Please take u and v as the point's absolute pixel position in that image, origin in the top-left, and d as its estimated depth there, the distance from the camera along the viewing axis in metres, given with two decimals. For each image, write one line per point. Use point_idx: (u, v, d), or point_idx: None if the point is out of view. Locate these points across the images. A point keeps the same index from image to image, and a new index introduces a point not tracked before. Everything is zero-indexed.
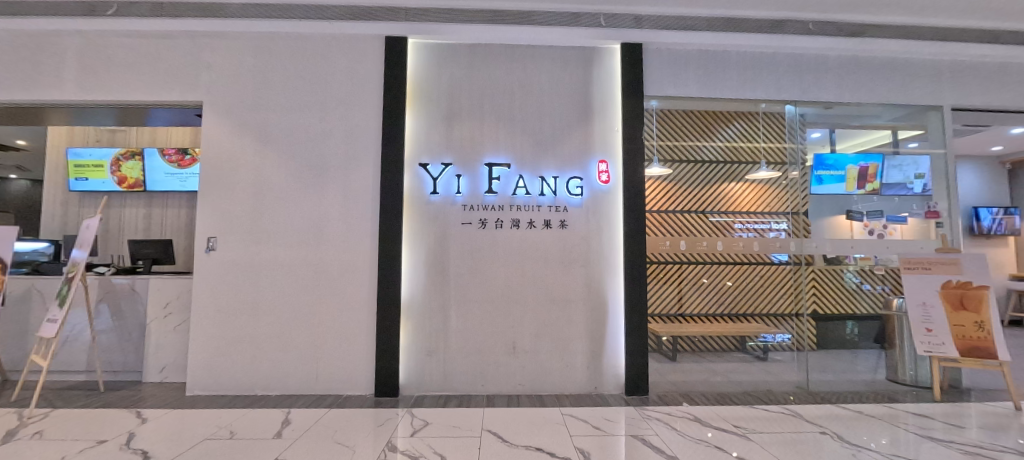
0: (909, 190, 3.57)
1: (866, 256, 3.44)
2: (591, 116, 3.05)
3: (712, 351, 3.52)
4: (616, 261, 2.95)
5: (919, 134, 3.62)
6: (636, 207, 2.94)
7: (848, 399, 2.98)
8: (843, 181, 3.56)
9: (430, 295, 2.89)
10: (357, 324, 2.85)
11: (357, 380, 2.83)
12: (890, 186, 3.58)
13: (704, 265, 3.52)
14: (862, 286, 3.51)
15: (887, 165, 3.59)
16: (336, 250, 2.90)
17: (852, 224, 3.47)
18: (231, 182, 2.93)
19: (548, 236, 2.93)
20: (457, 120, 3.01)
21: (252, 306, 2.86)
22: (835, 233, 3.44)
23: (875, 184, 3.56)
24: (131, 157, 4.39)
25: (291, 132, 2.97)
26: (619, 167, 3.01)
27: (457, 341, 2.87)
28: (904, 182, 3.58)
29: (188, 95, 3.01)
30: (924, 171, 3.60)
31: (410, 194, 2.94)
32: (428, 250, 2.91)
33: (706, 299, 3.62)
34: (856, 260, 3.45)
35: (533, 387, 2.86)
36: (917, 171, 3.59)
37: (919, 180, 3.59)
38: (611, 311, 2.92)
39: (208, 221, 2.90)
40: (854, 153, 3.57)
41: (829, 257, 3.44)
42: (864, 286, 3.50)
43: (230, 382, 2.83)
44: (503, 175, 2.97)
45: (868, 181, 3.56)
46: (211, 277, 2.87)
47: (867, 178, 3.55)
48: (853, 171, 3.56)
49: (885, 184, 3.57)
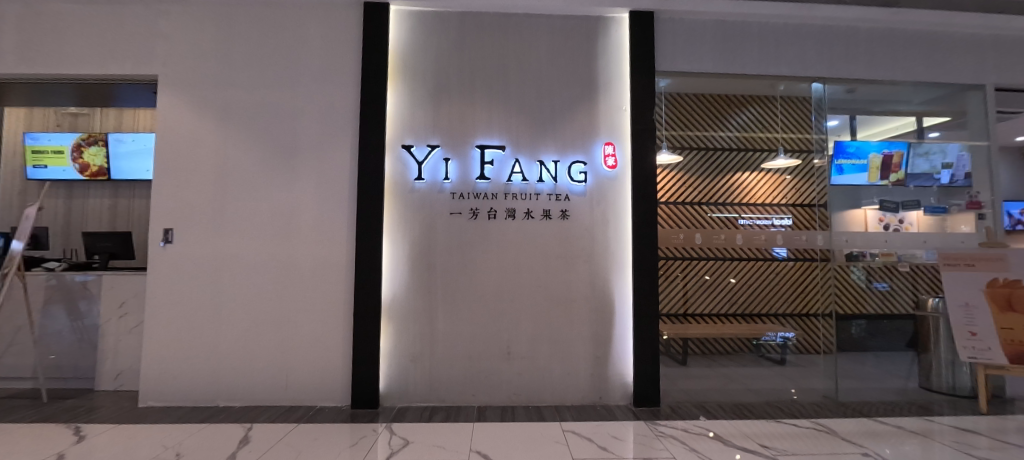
0: (936, 180, 3.25)
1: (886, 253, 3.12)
2: (596, 93, 2.72)
3: (723, 353, 3.39)
4: (625, 256, 2.62)
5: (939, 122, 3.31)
6: (647, 195, 2.61)
7: (882, 411, 2.67)
8: (866, 171, 3.23)
9: (415, 294, 2.56)
10: (331, 326, 2.54)
11: (333, 388, 2.52)
12: (917, 177, 3.25)
13: (711, 260, 3.16)
14: (874, 285, 3.18)
15: (913, 153, 3.25)
16: (310, 242, 2.57)
17: (867, 217, 3.15)
18: (191, 165, 2.60)
19: (548, 228, 2.61)
20: (446, 97, 2.68)
21: (214, 307, 2.54)
22: (850, 226, 3.11)
23: (900, 174, 3.24)
24: (94, 142, 4.06)
25: (259, 111, 2.64)
26: (627, 150, 2.67)
27: (444, 346, 2.55)
28: (931, 172, 3.26)
29: (142, 68, 2.67)
30: (952, 161, 3.28)
31: (392, 181, 2.61)
32: (412, 244, 2.58)
33: (717, 297, 3.51)
34: (874, 256, 3.13)
35: (529, 397, 2.55)
36: (945, 160, 3.27)
37: (946, 170, 3.26)
38: (619, 313, 2.60)
39: (163, 211, 2.57)
40: (878, 141, 3.25)
41: (850, 253, 3.10)
42: (875, 284, 3.17)
43: (189, 392, 2.51)
44: (496, 159, 2.64)
45: (893, 171, 3.24)
46: (167, 272, 2.54)
47: (890, 168, 3.24)
48: (876, 159, 3.24)
49: (910, 174, 3.24)
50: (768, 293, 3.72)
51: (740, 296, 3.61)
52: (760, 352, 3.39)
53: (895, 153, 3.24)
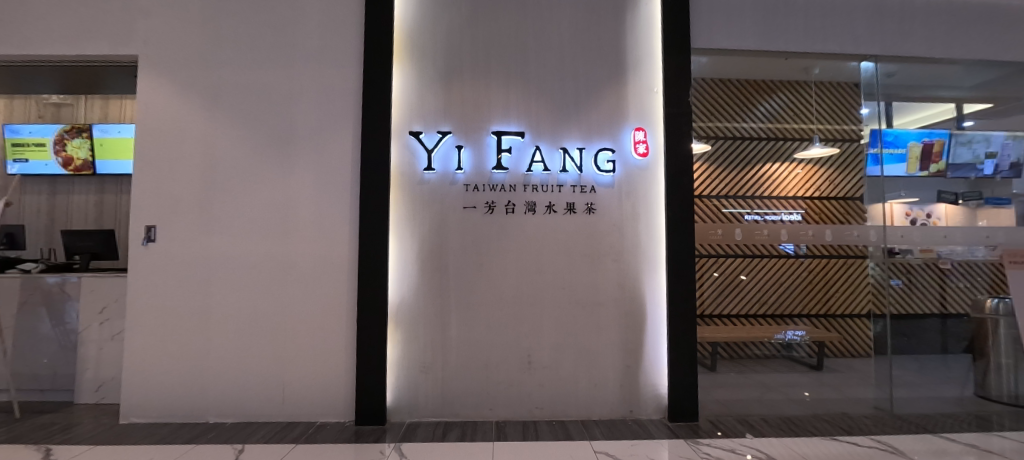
0: (980, 170, 3.39)
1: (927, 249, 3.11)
2: (624, 74, 2.44)
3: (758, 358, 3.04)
4: (658, 255, 2.35)
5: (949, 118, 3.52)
6: (684, 186, 2.34)
7: (945, 426, 2.40)
8: (905, 161, 3.36)
9: (426, 297, 2.31)
10: (332, 333, 2.28)
11: (334, 402, 2.27)
12: (958, 167, 3.38)
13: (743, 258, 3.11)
14: (891, 282, 3.23)
15: (954, 142, 3.40)
16: (308, 240, 2.31)
17: (893, 212, 3.18)
18: (175, 155, 2.34)
19: (573, 223, 2.34)
20: (459, 77, 2.41)
21: (202, 312, 2.29)
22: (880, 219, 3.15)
23: (942, 164, 3.36)
24: (77, 134, 3.81)
25: (251, 94, 2.37)
26: (660, 136, 2.40)
27: (459, 354, 2.30)
28: (975, 162, 3.40)
29: (121, 47, 2.41)
30: (996, 150, 3.43)
31: (398, 171, 2.35)
32: (422, 242, 2.32)
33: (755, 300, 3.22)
34: (912, 253, 3.13)
35: (553, 411, 2.30)
36: (988, 150, 3.42)
37: (990, 159, 3.42)
38: (651, 317, 2.33)
39: (145, 206, 2.31)
40: (916, 129, 3.40)
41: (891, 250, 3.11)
42: (892, 281, 3.23)
43: (176, 406, 2.27)
44: (515, 146, 2.37)
45: (934, 161, 3.35)
46: (150, 274, 2.29)
47: (930, 158, 3.35)
48: (916, 148, 3.36)
49: (952, 164, 3.38)
50: (803, 296, 3.27)
51: (770, 295, 3.25)
52: (792, 356, 3.08)
53: (935, 142, 3.38)
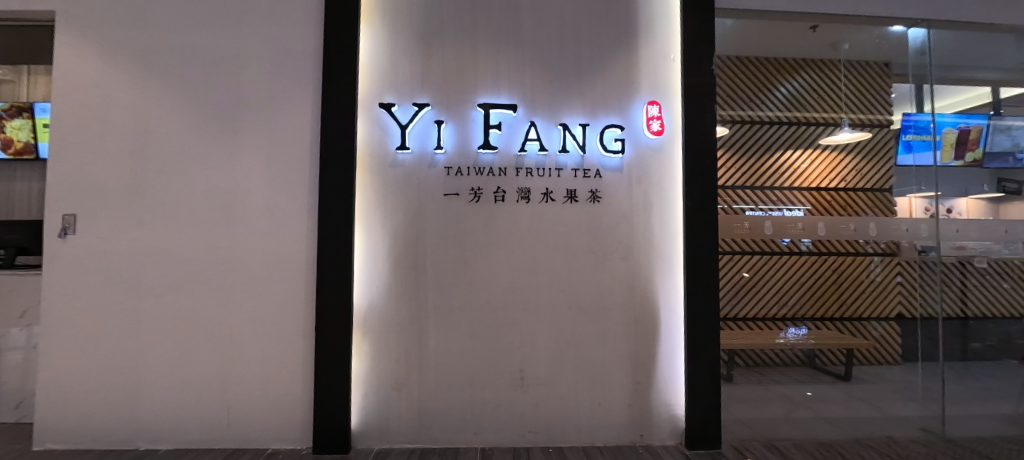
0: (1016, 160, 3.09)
1: (960, 246, 2.79)
2: (635, 37, 2.06)
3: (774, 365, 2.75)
4: (675, 252, 1.99)
5: (986, 102, 3.21)
6: (705, 171, 1.97)
7: (1007, 452, 2.06)
8: (938, 149, 3.02)
9: (399, 301, 1.94)
10: (286, 344, 1.92)
11: (290, 426, 1.91)
12: (993, 157, 3.08)
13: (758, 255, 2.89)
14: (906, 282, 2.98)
15: (991, 129, 3.07)
16: (259, 233, 1.94)
17: (910, 206, 2.87)
18: (98, 130, 1.95)
19: (573, 214, 1.98)
20: (439, 40, 2.03)
21: (130, 318, 1.91)
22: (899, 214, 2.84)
23: (977, 153, 3.04)
24: (18, 113, 3.43)
25: (190, 58, 1.99)
26: (676, 110, 2.02)
27: (437, 369, 1.94)
28: (1012, 151, 3.09)
29: (34, 3, 2.02)
30: None
31: (367, 151, 1.97)
32: (395, 236, 1.95)
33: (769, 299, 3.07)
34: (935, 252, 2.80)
35: (549, 436, 1.95)
36: None
37: None
38: (666, 325, 1.98)
39: (61, 190, 1.93)
40: (953, 113, 3.04)
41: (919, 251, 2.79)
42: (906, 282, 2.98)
43: (100, 431, 1.90)
44: (505, 122, 1.99)
45: (970, 149, 3.03)
46: (66, 272, 1.91)
47: (966, 145, 3.02)
48: (950, 135, 3.02)
49: (989, 153, 3.07)
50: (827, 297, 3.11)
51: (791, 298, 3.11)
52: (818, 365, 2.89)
53: (974, 128, 3.04)
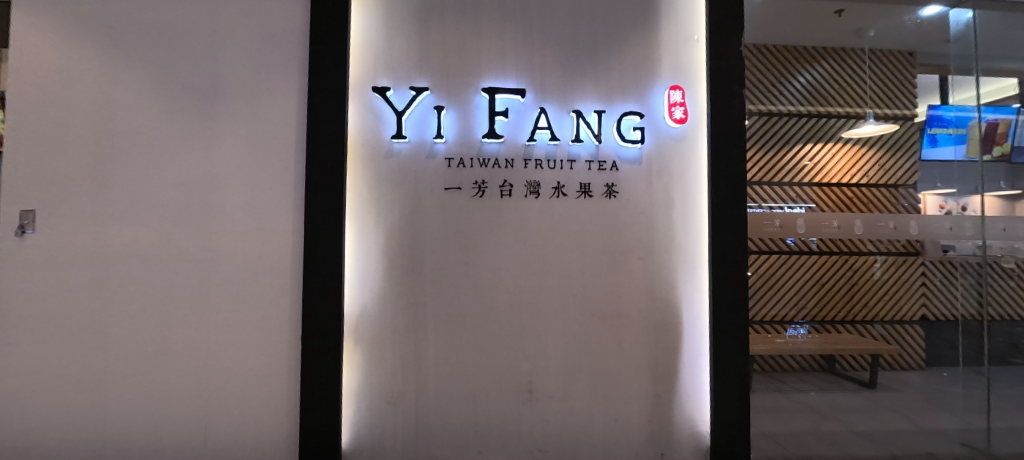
0: None
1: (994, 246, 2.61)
2: (655, 15, 1.87)
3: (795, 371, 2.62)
4: (699, 253, 1.80)
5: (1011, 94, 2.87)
6: (732, 162, 1.79)
7: None
8: (964, 143, 2.79)
9: (394, 306, 1.75)
10: (269, 354, 1.73)
11: (274, 444, 1.73)
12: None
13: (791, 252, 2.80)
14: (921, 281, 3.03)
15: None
16: (239, 231, 1.75)
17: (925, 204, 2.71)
18: (58, 116, 1.75)
19: (587, 210, 1.79)
20: (439, 18, 1.83)
21: (94, 325, 1.72)
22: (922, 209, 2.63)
23: (1006, 147, 2.66)
24: None
25: (161, 36, 1.79)
26: (701, 96, 1.84)
27: (437, 381, 1.76)
28: None
29: None
30: None
31: (359, 141, 1.77)
32: (391, 234, 1.76)
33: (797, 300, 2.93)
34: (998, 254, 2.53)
35: (560, 454, 1.78)
36: None
37: None
38: (689, 333, 1.80)
39: (15, 182, 1.72)
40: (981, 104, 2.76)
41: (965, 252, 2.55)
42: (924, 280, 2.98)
43: (62, 450, 1.72)
44: (512, 108, 1.80)
45: (998, 143, 2.69)
46: (21, 274, 1.70)
47: (994, 140, 2.68)
48: (976, 130, 2.73)
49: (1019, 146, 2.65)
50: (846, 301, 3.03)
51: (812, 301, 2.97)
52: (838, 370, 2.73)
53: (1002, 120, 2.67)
